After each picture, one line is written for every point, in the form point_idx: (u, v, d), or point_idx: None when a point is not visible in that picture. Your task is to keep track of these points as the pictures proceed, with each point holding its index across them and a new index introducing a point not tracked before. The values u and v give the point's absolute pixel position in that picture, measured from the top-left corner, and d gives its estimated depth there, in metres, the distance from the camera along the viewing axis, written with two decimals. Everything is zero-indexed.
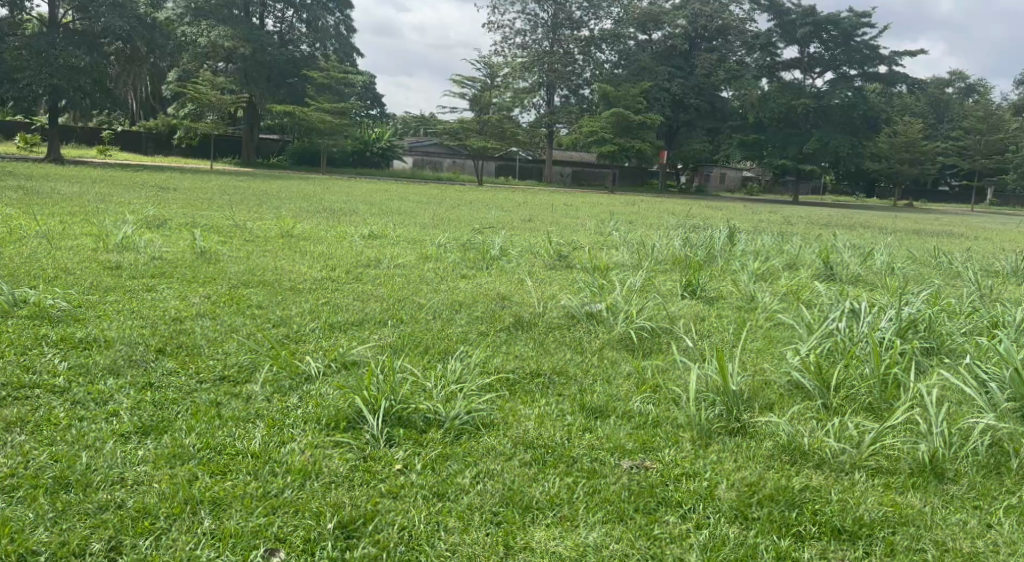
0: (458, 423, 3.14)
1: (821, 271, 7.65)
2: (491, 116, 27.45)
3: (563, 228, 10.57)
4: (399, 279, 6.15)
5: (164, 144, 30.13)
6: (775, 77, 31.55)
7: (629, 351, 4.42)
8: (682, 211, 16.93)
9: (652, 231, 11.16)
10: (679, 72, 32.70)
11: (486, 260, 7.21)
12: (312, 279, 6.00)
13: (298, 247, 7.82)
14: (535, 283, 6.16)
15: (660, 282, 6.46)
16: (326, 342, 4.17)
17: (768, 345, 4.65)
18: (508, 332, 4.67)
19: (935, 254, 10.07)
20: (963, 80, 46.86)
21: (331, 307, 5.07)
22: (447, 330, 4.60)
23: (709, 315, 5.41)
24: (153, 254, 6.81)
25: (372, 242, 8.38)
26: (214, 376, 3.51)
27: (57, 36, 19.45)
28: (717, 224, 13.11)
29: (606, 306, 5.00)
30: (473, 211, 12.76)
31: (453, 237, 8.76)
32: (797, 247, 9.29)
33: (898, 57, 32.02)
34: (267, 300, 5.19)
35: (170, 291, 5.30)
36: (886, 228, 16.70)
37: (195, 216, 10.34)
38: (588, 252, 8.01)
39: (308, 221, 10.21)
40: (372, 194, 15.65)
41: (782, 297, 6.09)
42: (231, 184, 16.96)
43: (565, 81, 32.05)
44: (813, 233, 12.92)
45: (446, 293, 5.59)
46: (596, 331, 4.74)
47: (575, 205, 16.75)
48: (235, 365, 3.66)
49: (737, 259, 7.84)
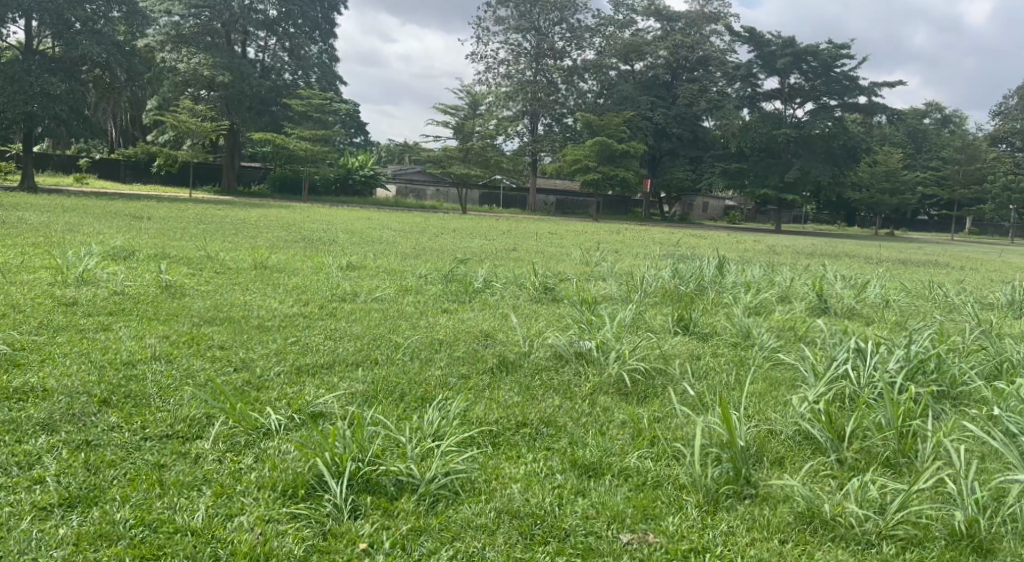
0: (434, 487, 2.80)
1: (815, 303, 7.36)
2: (475, 145, 27.21)
3: (547, 258, 10.27)
4: (376, 314, 5.81)
5: (143, 172, 29.72)
6: (756, 108, 31.62)
7: (621, 396, 4.08)
8: (667, 240, 16.68)
9: (638, 261, 10.86)
10: (662, 101, 32.73)
11: (469, 293, 6.89)
12: (283, 315, 5.66)
13: (272, 280, 7.46)
14: (521, 318, 5.84)
15: (651, 317, 6.14)
16: (291, 389, 3.82)
17: (768, 387, 4.32)
18: (492, 374, 4.32)
19: (927, 286, 9.82)
20: (940, 111, 47.24)
21: (300, 347, 4.72)
22: (425, 373, 4.24)
23: (704, 354, 5.08)
24: (115, 290, 6.46)
25: (350, 273, 8.05)
26: (159, 431, 3.17)
27: (33, 62, 19.09)
28: (704, 254, 12.84)
29: (596, 344, 4.66)
30: (455, 240, 12.45)
31: (435, 268, 8.44)
32: (787, 278, 9.01)
33: (878, 87, 32.13)
34: (232, 339, 4.85)
35: (125, 331, 4.95)
36: (873, 258, 16.50)
37: (167, 246, 9.96)
38: (575, 284, 7.69)
39: (284, 251, 9.86)
40: (352, 222, 15.35)
41: (779, 334, 5.78)
42: (209, 213, 16.58)
43: (548, 110, 31.97)
44: (801, 263, 12.70)
45: (425, 330, 5.23)
46: (584, 373, 4.40)
47: (559, 234, 16.48)
48: (187, 416, 3.31)
49: (727, 291, 7.55)
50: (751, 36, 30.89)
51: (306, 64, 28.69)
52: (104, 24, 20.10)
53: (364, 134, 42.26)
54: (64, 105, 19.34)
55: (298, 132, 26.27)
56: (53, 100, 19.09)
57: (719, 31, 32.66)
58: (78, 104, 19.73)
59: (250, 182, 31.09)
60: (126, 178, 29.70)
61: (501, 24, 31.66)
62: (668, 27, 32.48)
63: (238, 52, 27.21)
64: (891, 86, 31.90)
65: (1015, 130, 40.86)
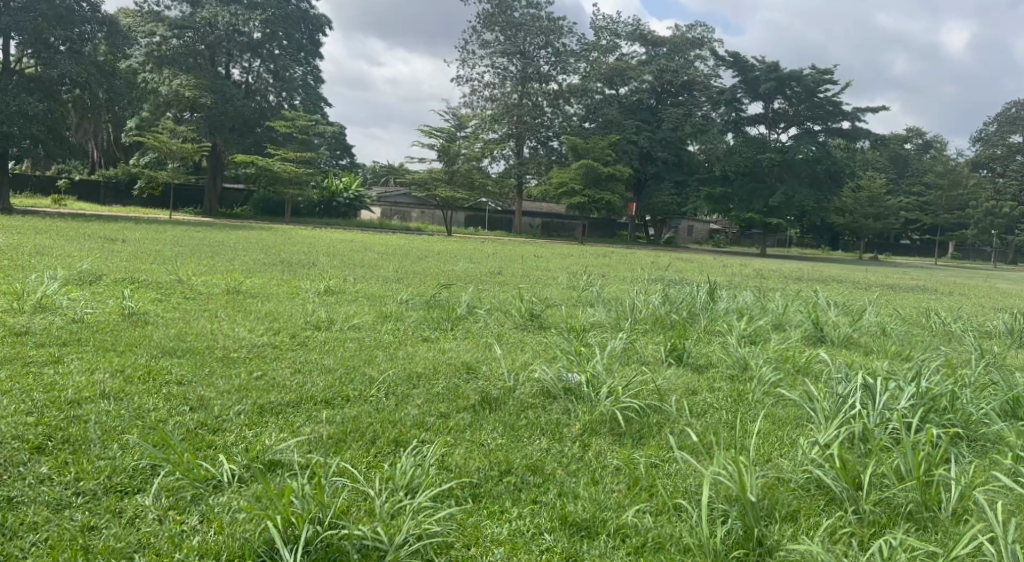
0: (404, 555, 2.56)
1: (811, 331, 7.06)
2: (460, 167, 26.93)
3: (533, 283, 9.94)
4: (352, 344, 5.44)
5: (123, 194, 29.23)
6: (740, 132, 31.63)
7: (615, 437, 3.74)
8: (655, 264, 16.41)
9: (626, 286, 10.53)
10: (647, 125, 32.65)
11: (452, 319, 6.53)
12: (251, 346, 5.29)
13: (244, 306, 7.09)
14: (506, 348, 5.49)
15: (642, 346, 5.80)
16: (250, 435, 3.49)
17: (772, 426, 3.99)
18: (473, 413, 3.97)
19: (922, 313, 9.57)
20: (921, 136, 47.51)
21: (264, 383, 4.36)
22: (401, 412, 3.89)
23: (700, 388, 4.75)
24: (73, 318, 6.10)
25: (328, 298, 7.69)
26: (95, 480, 2.87)
27: (10, 83, 18.69)
28: (693, 279, 12.53)
29: (585, 378, 4.34)
30: (439, 263, 12.10)
31: (417, 293, 8.07)
32: (780, 304, 8.72)
33: (861, 113, 32.20)
34: (192, 374, 4.51)
35: (76, 365, 4.62)
36: (859, 282, 16.31)
37: (137, 270, 9.54)
38: (562, 311, 7.36)
39: (259, 275, 9.47)
40: (335, 245, 14.94)
41: (777, 366, 5.46)
42: (187, 234, 16.18)
43: (533, 133, 31.81)
44: (792, 289, 12.41)
45: (403, 362, 4.86)
46: (573, 411, 4.05)
47: (546, 257, 16.12)
48: (128, 462, 3.01)
49: (721, 318, 7.23)
50: (735, 61, 30.91)
51: (290, 86, 28.39)
52: (85, 45, 19.72)
53: (348, 156, 41.96)
54: (42, 126, 18.89)
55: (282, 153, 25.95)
56: (31, 120, 18.65)
57: (703, 56, 32.68)
58: (57, 125, 19.28)
59: (232, 204, 30.68)
60: (106, 200, 29.20)
61: (486, 48, 31.54)
62: (652, 52, 32.46)
63: (222, 74, 26.91)
64: (874, 111, 31.97)
65: (996, 155, 41.15)
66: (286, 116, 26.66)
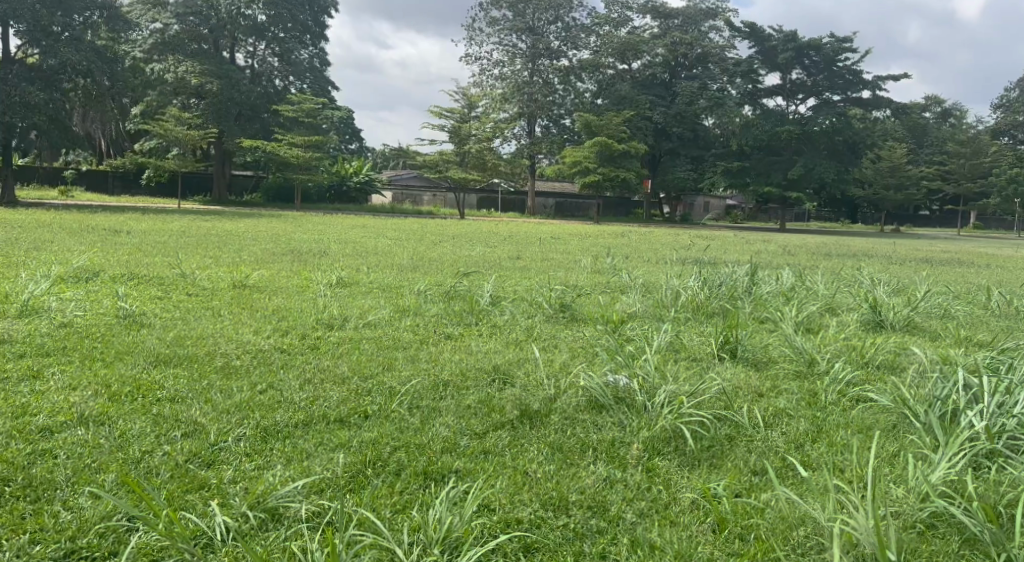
0: None
1: (867, 316, 6.36)
2: (471, 148, 26.19)
3: (555, 268, 9.28)
4: (368, 346, 4.85)
5: (131, 184, 28.69)
6: (757, 104, 30.74)
7: (682, 457, 3.15)
8: (677, 243, 15.66)
9: (655, 268, 9.84)
10: (661, 100, 31.77)
11: (475, 313, 5.89)
12: (254, 351, 4.74)
13: (251, 303, 6.51)
14: (540, 348, 4.87)
15: (689, 339, 5.16)
16: (249, 470, 2.96)
17: (864, 443, 3.39)
18: (511, 430, 3.38)
19: (976, 291, 8.81)
20: (939, 104, 46.36)
21: (268, 398, 3.79)
22: (427, 433, 3.30)
23: (765, 389, 4.14)
24: (61, 323, 5.57)
25: (340, 291, 7.10)
26: (63, 543, 2.42)
27: (11, 72, 18.00)
28: (722, 258, 11.78)
29: (634, 381, 3.73)
30: (455, 248, 11.43)
31: (434, 282, 7.47)
32: (822, 284, 8.01)
33: (881, 81, 31.20)
34: (189, 388, 3.98)
35: (56, 381, 4.12)
36: (889, 256, 15.54)
37: (137, 265, 8.97)
38: (595, 300, 6.69)
39: (266, 267, 8.89)
40: (347, 232, 14.29)
41: (845, 359, 4.82)
42: (194, 225, 15.58)
43: (544, 112, 31.04)
44: (826, 266, 11.62)
45: (426, 368, 4.24)
46: (626, 426, 3.42)
47: (563, 238, 15.41)
48: (104, 521, 2.53)
49: (768, 302, 6.53)
50: (751, 32, 29.97)
51: (297, 70, 27.70)
52: (85, 32, 19.00)
53: (357, 140, 41.33)
54: (43, 115, 18.16)
55: (289, 138, 25.32)
56: (32, 110, 17.97)
57: (717, 26, 31.73)
58: (58, 114, 18.56)
59: (242, 192, 30.10)
60: (115, 191, 28.66)
61: (494, 25, 30.75)
62: (665, 24, 31.46)
63: (226, 59, 26.23)
64: (894, 79, 30.97)
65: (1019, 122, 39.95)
66: (293, 100, 25.98)
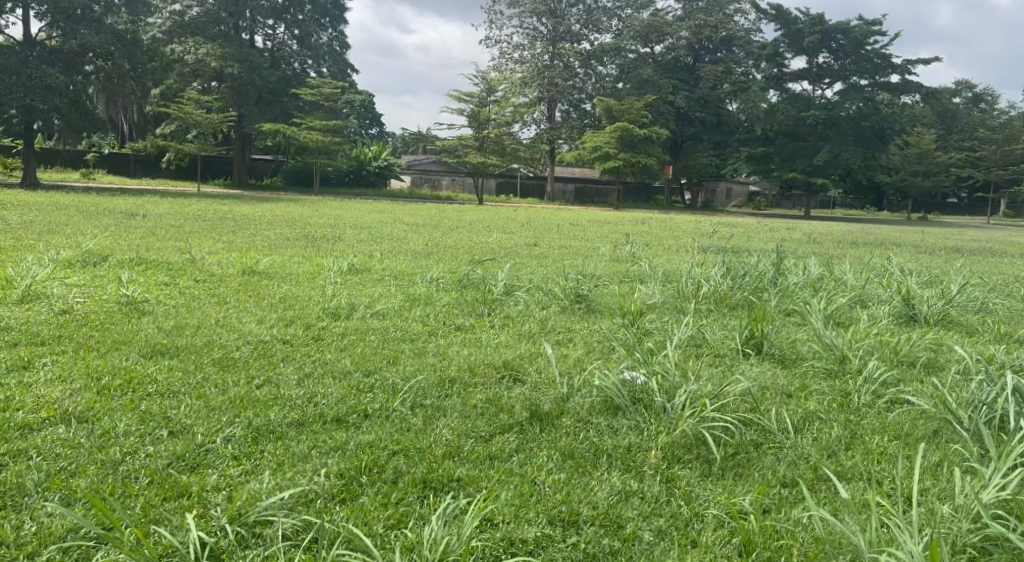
0: None
1: (901, 309, 6.03)
2: (490, 133, 25.90)
3: (573, 255, 9.00)
4: (374, 337, 4.62)
5: (151, 167, 28.66)
6: (782, 89, 30.16)
7: (705, 466, 2.90)
8: (701, 230, 15.30)
9: (679, 256, 9.54)
10: (684, 84, 31.26)
11: (487, 304, 5.64)
12: (256, 342, 4.52)
13: (258, 290, 6.29)
14: (555, 341, 4.62)
15: (711, 333, 4.88)
16: (235, 477, 2.74)
17: (903, 451, 3.13)
18: (520, 433, 3.14)
19: (1014, 284, 8.39)
20: (970, 89, 45.36)
21: (264, 393, 3.57)
22: (428, 435, 3.07)
23: (794, 388, 3.88)
24: (60, 309, 5.38)
25: (351, 278, 6.88)
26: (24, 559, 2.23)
27: (31, 54, 17.77)
28: (748, 246, 11.40)
29: (652, 381, 3.48)
30: (473, 235, 11.18)
31: (448, 270, 7.21)
32: (852, 273, 7.66)
33: (910, 65, 30.48)
34: (182, 382, 3.76)
35: (44, 373, 3.90)
36: (920, 245, 15.00)
37: (148, 250, 8.78)
38: (613, 290, 6.40)
39: (279, 252, 8.68)
40: (365, 217, 14.10)
41: (878, 356, 4.53)
42: (213, 208, 15.44)
43: (565, 96, 30.67)
44: (857, 255, 11.21)
45: (432, 363, 4.00)
46: (643, 431, 3.17)
47: (585, 225, 15.10)
48: (74, 536, 2.33)
49: (795, 294, 6.20)
50: (777, 14, 29.40)
51: (316, 53, 27.45)
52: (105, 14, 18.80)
53: (377, 124, 41.15)
54: (65, 98, 17.95)
55: (308, 122, 25.17)
56: (53, 92, 17.72)
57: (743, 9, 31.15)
58: (79, 97, 18.33)
59: (261, 175, 29.99)
60: (135, 174, 28.65)
61: (515, 8, 30.42)
62: (688, 6, 31.05)
63: (245, 41, 26.07)
64: (925, 64, 30.25)
65: None
66: (312, 83, 25.80)
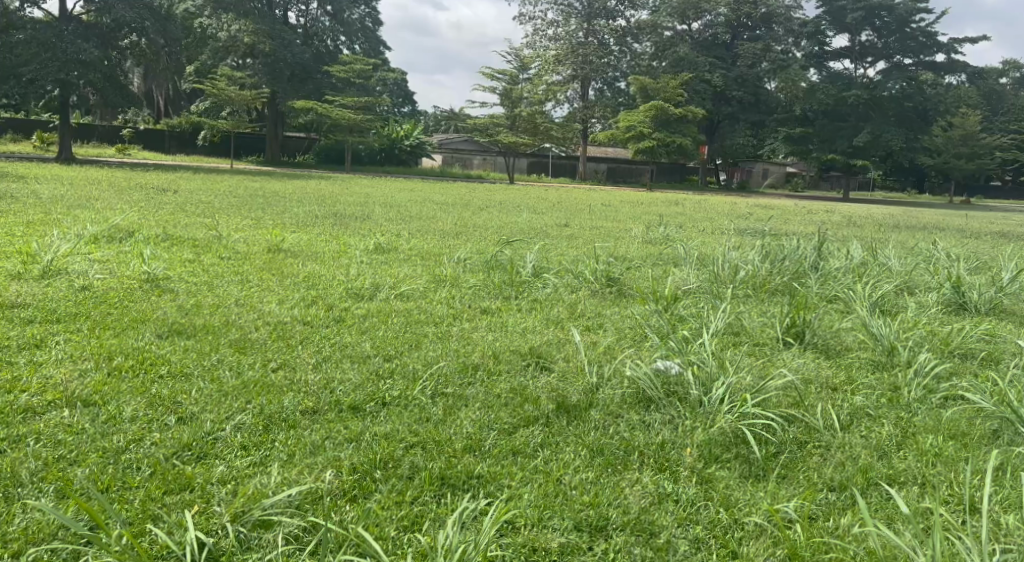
0: None
1: (950, 297, 5.71)
2: (522, 111, 25.61)
3: (604, 237, 8.77)
4: (397, 320, 4.43)
5: (186, 143, 28.73)
6: (823, 68, 29.42)
7: (745, 467, 2.69)
8: (736, 212, 14.93)
9: (713, 239, 9.25)
10: (721, 62, 30.66)
11: (514, 287, 5.43)
12: (276, 323, 4.36)
13: (281, 268, 6.14)
14: (585, 327, 4.41)
15: (750, 321, 4.64)
16: (242, 469, 2.58)
17: (961, 454, 2.89)
18: (545, 425, 2.95)
19: None
20: (1018, 69, 44.00)
21: (279, 378, 3.40)
22: (447, 426, 2.88)
23: (840, 382, 3.64)
24: (81, 286, 5.25)
25: (376, 257, 6.70)
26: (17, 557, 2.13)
27: (66, 28, 17.62)
28: (784, 229, 11.06)
29: (687, 372, 3.26)
30: (503, 214, 11.00)
31: (475, 251, 7.01)
32: (896, 257, 7.32)
33: (957, 44, 29.56)
34: (194, 364, 3.61)
35: (56, 351, 3.77)
36: (966, 230, 14.46)
37: (175, 225, 8.69)
38: (645, 274, 6.14)
39: (305, 230, 8.53)
40: (395, 195, 13.95)
41: (929, 349, 4.26)
42: (244, 184, 15.40)
43: (599, 74, 30.22)
44: (899, 239, 10.81)
45: (455, 349, 3.81)
46: (678, 426, 2.96)
47: (616, 205, 14.80)
48: (67, 535, 2.21)
49: (838, 280, 5.90)
50: None
51: (348, 30, 27.24)
52: None
53: (410, 102, 40.95)
54: (99, 73, 17.84)
55: (340, 100, 25.06)
56: (86, 67, 17.58)
57: None
58: (113, 72, 18.23)
59: (294, 153, 29.95)
60: (170, 150, 28.74)
61: None
62: None
63: (278, 17, 25.95)
64: (973, 43, 29.30)
65: None
66: (344, 60, 25.65)
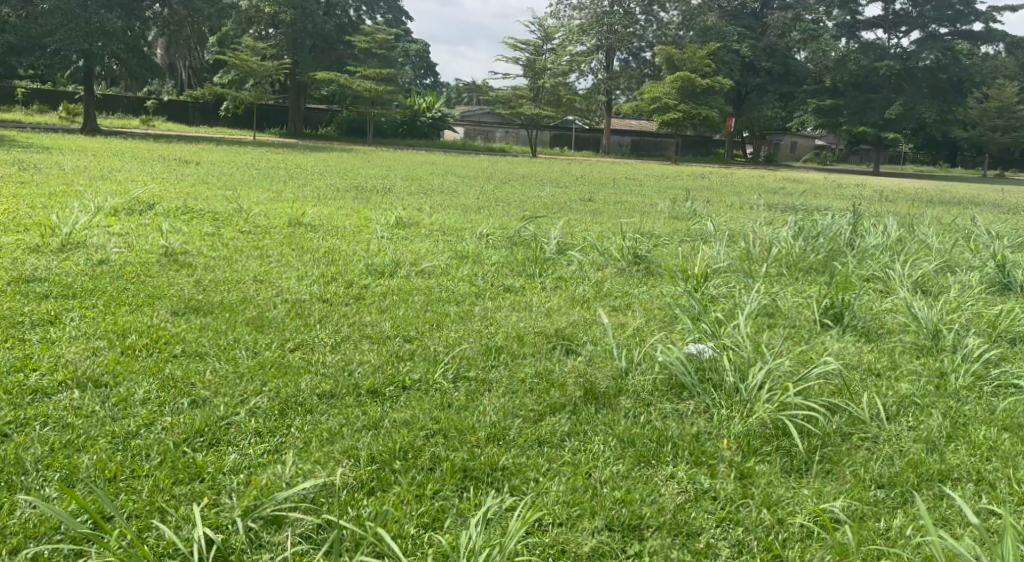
0: None
1: (993, 277, 5.46)
2: (546, 82, 25.26)
3: (630, 212, 8.59)
4: (418, 299, 4.28)
5: (209, 114, 28.65)
6: (855, 38, 28.72)
7: (787, 461, 2.53)
8: (762, 186, 14.60)
9: (741, 214, 9.00)
10: (750, 32, 30.03)
11: (539, 264, 5.27)
12: (294, 301, 4.23)
13: (302, 243, 6.01)
14: (612, 308, 4.24)
15: (785, 301, 4.46)
16: (255, 457, 2.46)
17: (1017, 448, 2.72)
18: (573, 413, 2.80)
19: None
20: None
21: (296, 360, 3.27)
22: (470, 415, 2.73)
23: (886, 369, 3.45)
24: (98, 259, 5.14)
25: (397, 232, 6.56)
26: (20, 555, 2.03)
27: None
28: (812, 205, 10.76)
29: (722, 357, 3.10)
30: (526, 189, 10.79)
31: (498, 226, 6.84)
32: (933, 234, 7.04)
33: (996, 12, 28.71)
34: (210, 344, 3.48)
35: (70, 328, 3.67)
36: (1001, 204, 14.12)
37: (194, 198, 8.60)
38: (673, 251, 5.94)
39: (324, 204, 8.38)
40: (416, 168, 13.78)
41: (975, 333, 4.06)
42: (265, 156, 15.30)
43: (624, 44, 29.72)
44: (933, 215, 10.46)
45: (478, 330, 3.66)
46: (715, 415, 2.80)
47: (640, 179, 14.54)
48: (68, 531, 2.12)
49: (876, 258, 5.69)
50: None
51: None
52: None
53: (433, 74, 40.67)
54: (123, 43, 17.65)
55: (362, 71, 24.84)
56: (110, 37, 17.40)
57: None
58: (136, 42, 18.03)
59: (317, 124, 29.80)
60: (194, 121, 28.68)
61: None
62: None
63: None
64: (1012, 11, 28.44)
65: None
66: (366, 30, 25.35)
